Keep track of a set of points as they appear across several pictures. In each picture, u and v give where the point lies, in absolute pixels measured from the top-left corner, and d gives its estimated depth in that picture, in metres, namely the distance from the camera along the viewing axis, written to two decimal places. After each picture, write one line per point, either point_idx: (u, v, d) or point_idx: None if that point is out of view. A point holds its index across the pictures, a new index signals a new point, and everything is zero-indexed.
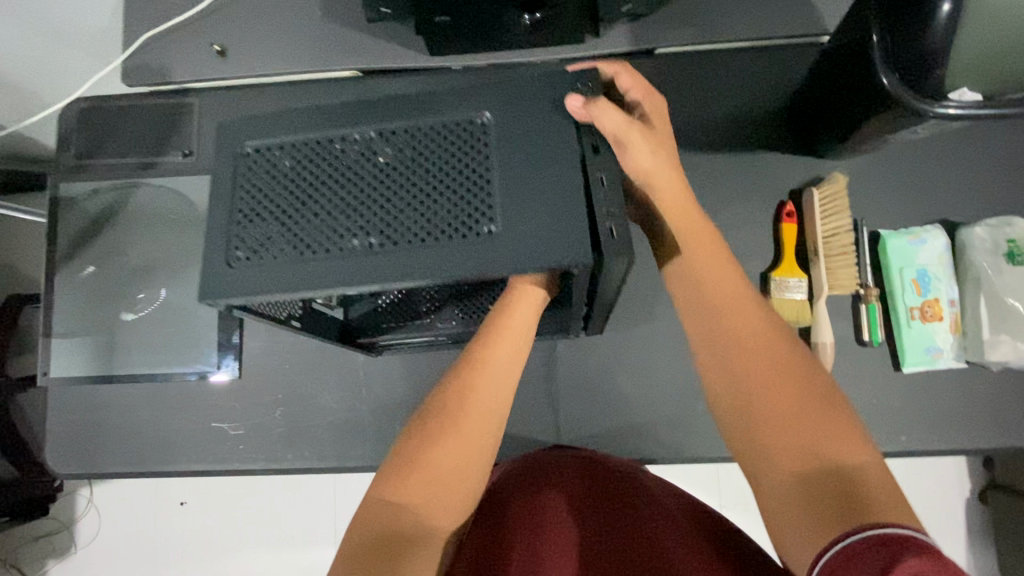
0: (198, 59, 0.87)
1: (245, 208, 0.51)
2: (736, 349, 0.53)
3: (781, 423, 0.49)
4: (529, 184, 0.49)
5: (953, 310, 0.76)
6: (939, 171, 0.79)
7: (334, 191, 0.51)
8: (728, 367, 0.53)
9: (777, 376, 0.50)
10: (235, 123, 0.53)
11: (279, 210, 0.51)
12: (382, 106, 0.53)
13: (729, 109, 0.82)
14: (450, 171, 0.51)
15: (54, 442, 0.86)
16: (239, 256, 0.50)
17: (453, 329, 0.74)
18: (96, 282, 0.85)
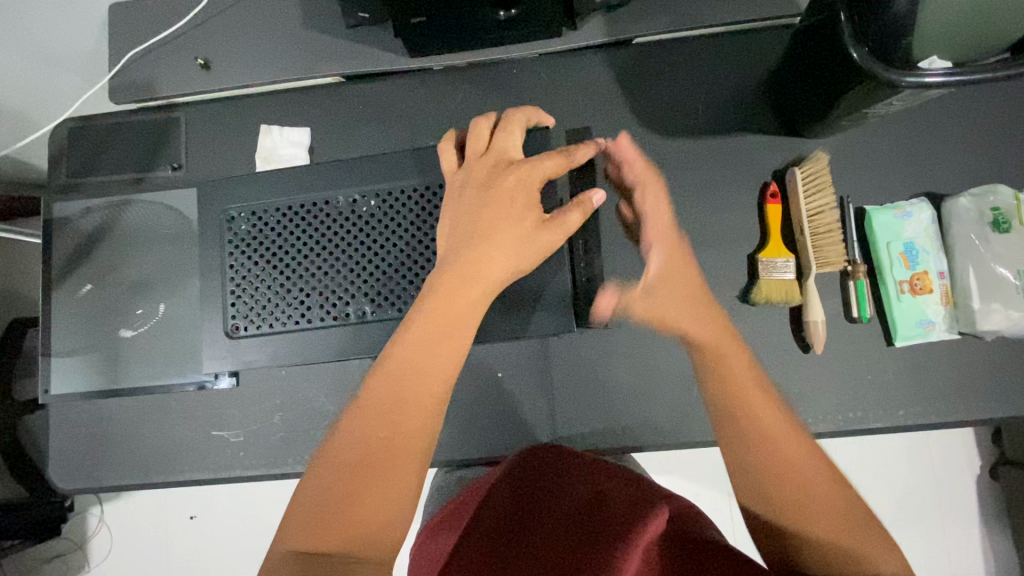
0: (183, 74, 0.89)
1: (241, 275, 0.63)
2: (744, 417, 0.58)
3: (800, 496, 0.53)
4: None
5: (942, 283, 0.76)
6: (922, 143, 0.79)
7: (333, 255, 0.63)
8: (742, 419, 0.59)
9: (776, 454, 0.55)
10: (224, 192, 0.64)
11: (272, 276, 0.63)
12: (358, 173, 0.64)
13: (707, 94, 0.83)
14: (421, 236, 0.63)
15: (57, 459, 0.87)
16: (241, 321, 0.63)
17: None
18: (92, 300, 0.86)
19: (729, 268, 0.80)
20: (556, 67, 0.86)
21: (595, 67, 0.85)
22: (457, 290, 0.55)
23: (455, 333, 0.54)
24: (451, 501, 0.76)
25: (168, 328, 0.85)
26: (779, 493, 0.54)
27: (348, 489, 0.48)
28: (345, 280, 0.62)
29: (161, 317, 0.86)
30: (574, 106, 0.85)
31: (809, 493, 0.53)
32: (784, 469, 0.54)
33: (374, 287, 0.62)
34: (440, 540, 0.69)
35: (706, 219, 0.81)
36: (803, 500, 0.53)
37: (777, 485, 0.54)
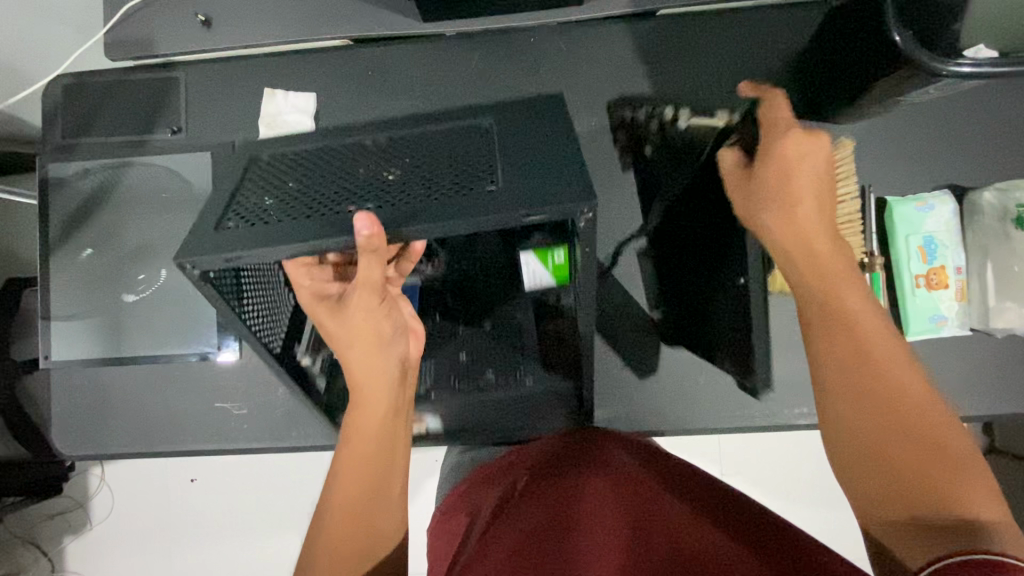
0: (181, 30, 0.84)
1: (249, 191, 0.59)
2: (843, 347, 0.50)
3: (899, 428, 0.45)
4: (529, 156, 0.55)
5: (959, 279, 0.75)
6: (950, 133, 0.77)
7: (350, 173, 0.59)
8: (840, 353, 0.50)
9: (871, 411, 0.47)
10: (259, 141, 0.65)
11: (282, 187, 0.59)
12: (394, 121, 0.67)
13: (731, 73, 0.80)
14: (445, 151, 0.59)
15: (57, 426, 0.86)
16: (230, 222, 0.56)
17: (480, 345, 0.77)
18: (96, 266, 0.84)
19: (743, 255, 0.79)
20: (576, 38, 0.82)
21: (617, 39, 0.82)
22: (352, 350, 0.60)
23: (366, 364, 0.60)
24: (467, 479, 0.75)
25: (171, 297, 0.84)
26: (872, 441, 0.46)
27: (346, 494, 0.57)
28: (358, 188, 0.57)
29: (161, 279, 0.84)
30: (593, 80, 0.82)
31: (892, 445, 0.45)
32: (880, 423, 0.46)
33: (392, 188, 0.56)
34: (461, 520, 0.67)
35: None
36: (912, 434, 0.45)
37: (880, 421, 0.46)
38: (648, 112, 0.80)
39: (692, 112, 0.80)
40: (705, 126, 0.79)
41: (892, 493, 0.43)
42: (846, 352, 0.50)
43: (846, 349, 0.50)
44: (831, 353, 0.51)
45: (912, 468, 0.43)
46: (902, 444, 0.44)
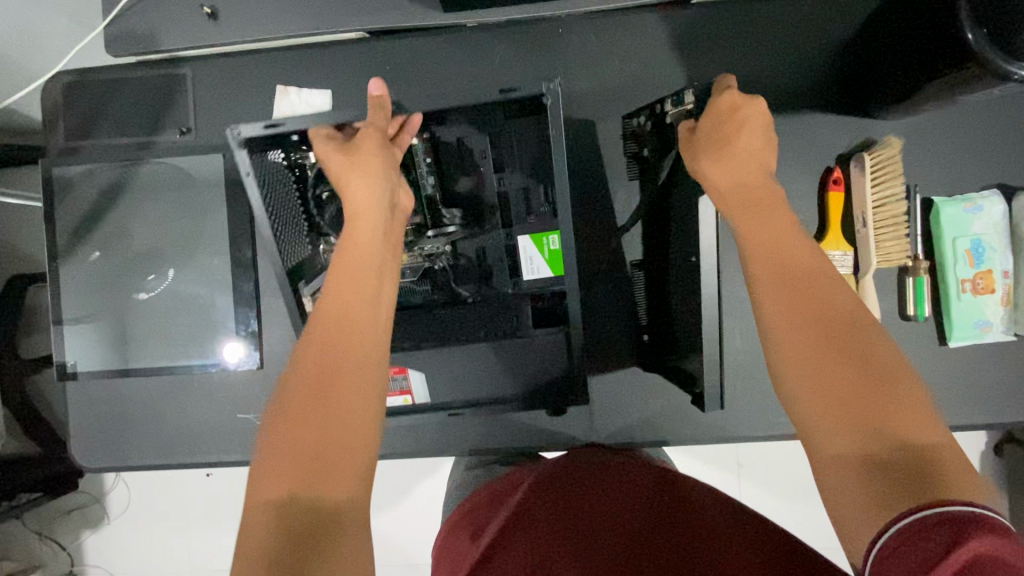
0: (187, 22, 0.79)
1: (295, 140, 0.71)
2: (793, 296, 0.48)
3: (848, 367, 0.44)
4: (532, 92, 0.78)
5: (1005, 283, 0.73)
6: (1003, 130, 0.73)
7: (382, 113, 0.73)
8: (790, 308, 0.48)
9: (823, 364, 0.44)
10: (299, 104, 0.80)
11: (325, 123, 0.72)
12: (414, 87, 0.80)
13: (771, 66, 0.76)
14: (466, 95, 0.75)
15: (76, 438, 0.84)
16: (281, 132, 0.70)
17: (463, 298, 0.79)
18: (109, 273, 0.82)
19: None
20: (607, 28, 0.77)
21: (651, 30, 0.77)
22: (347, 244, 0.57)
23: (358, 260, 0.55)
24: (466, 501, 0.71)
25: (189, 306, 0.81)
26: (822, 383, 0.44)
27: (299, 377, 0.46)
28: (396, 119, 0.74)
29: (170, 275, 0.81)
30: (625, 74, 0.78)
31: (851, 397, 0.42)
32: (829, 378, 0.44)
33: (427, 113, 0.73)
34: (459, 541, 0.63)
35: None
36: (855, 372, 0.43)
37: (826, 365, 0.44)
38: (644, 120, 0.76)
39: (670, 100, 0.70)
40: (680, 114, 0.69)
41: (843, 432, 0.42)
42: (797, 309, 0.47)
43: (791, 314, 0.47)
44: (783, 317, 0.48)
45: (865, 410, 0.42)
46: (845, 381, 0.43)
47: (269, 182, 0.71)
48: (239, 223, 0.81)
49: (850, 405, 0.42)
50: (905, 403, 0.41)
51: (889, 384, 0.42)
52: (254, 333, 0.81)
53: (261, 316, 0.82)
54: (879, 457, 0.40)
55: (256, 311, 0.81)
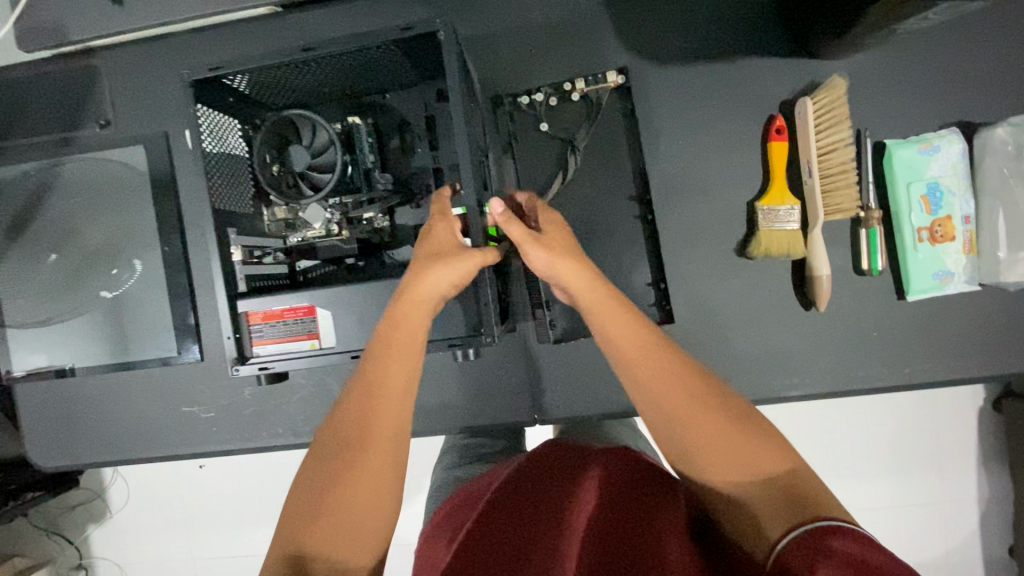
0: (90, 11, 0.75)
1: (232, 79, 0.67)
2: (647, 371, 0.51)
3: (714, 427, 0.48)
4: (479, 47, 0.73)
5: (967, 229, 0.67)
6: (959, 62, 0.67)
7: (314, 68, 0.67)
8: (656, 389, 0.51)
9: (706, 424, 0.48)
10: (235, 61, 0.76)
11: (271, 76, 0.68)
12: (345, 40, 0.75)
13: (703, 12, 0.70)
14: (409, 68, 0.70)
15: (32, 439, 0.85)
16: (225, 76, 0.66)
17: (401, 258, 0.74)
18: (44, 275, 0.81)
19: (721, 218, 0.72)
20: None
21: None
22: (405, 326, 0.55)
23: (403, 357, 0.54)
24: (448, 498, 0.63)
25: (127, 303, 0.80)
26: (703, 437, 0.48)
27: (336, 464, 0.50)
28: (327, 72, 0.68)
29: (139, 275, 0.81)
30: (549, 26, 0.72)
31: (731, 450, 0.47)
32: (700, 404, 0.49)
33: (361, 62, 0.66)
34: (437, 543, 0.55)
35: (700, 163, 0.72)
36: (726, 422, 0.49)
37: (694, 422, 0.49)
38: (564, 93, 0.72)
39: (585, 77, 0.71)
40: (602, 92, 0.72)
41: (740, 478, 0.46)
42: (665, 377, 0.51)
43: (673, 396, 0.50)
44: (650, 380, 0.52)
45: (744, 460, 0.47)
46: (717, 436, 0.48)
47: (208, 128, 0.66)
48: (166, 218, 0.79)
49: (729, 456, 0.47)
50: (768, 443, 0.48)
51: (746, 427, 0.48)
52: (192, 326, 0.80)
53: (198, 309, 0.81)
54: (759, 489, 0.45)
55: (191, 305, 0.80)
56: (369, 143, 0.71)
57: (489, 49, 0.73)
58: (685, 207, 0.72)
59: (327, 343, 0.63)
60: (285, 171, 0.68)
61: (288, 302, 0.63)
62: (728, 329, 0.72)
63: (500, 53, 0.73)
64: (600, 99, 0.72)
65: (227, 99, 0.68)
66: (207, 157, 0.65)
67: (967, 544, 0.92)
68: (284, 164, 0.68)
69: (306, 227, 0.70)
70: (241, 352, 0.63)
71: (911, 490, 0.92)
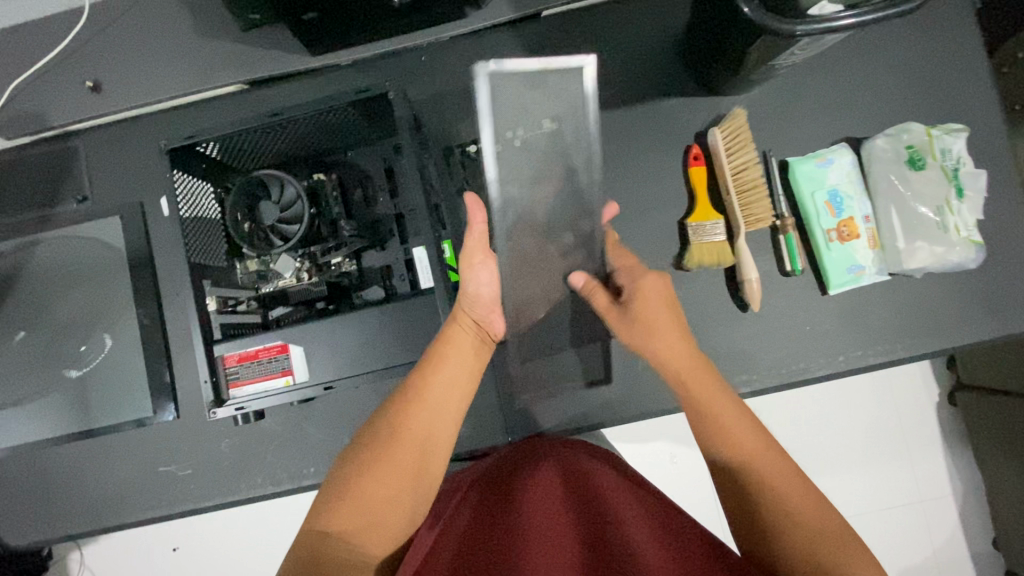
0: (72, 98, 0.83)
1: (205, 146, 0.74)
2: (705, 400, 0.63)
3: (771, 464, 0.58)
4: (431, 105, 0.83)
5: (869, 226, 0.77)
6: (837, 89, 0.79)
7: (274, 129, 0.74)
8: (720, 426, 0.61)
9: (764, 454, 0.59)
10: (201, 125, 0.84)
11: (240, 141, 0.75)
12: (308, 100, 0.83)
13: (620, 63, 0.81)
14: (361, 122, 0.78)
15: (2, 518, 0.84)
16: (197, 144, 0.73)
17: (370, 296, 0.79)
18: (20, 347, 0.83)
19: (658, 236, 0.80)
20: (468, 48, 0.82)
21: (506, 46, 0.82)
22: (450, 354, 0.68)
23: (450, 380, 0.67)
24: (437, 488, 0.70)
25: (97, 368, 0.82)
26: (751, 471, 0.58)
27: (362, 459, 0.61)
28: (286, 131, 0.75)
29: (108, 352, 0.82)
30: None
31: (782, 479, 0.57)
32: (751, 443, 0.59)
33: (315, 118, 0.74)
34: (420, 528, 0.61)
35: (633, 190, 0.80)
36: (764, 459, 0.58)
37: (748, 459, 0.58)
38: None
39: None
40: None
41: (784, 516, 0.55)
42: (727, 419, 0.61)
43: (725, 423, 0.61)
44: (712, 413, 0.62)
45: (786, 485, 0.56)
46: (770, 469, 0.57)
47: (181, 190, 0.72)
48: (142, 281, 0.83)
49: (783, 491, 0.56)
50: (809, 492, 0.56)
51: (793, 470, 0.58)
52: (169, 384, 0.82)
53: (174, 367, 0.83)
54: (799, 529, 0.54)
55: (167, 364, 0.82)
56: (336, 195, 0.78)
57: (438, 106, 0.83)
58: (624, 229, 0.80)
59: (300, 377, 0.70)
60: (255, 227, 0.73)
61: (263, 342, 0.69)
62: None
63: (449, 107, 0.83)
64: None
65: (201, 165, 0.75)
66: (182, 213, 0.70)
67: (934, 529, 0.96)
68: (253, 220, 0.73)
69: (277, 277, 0.75)
70: (217, 394, 0.69)
71: (877, 480, 0.96)
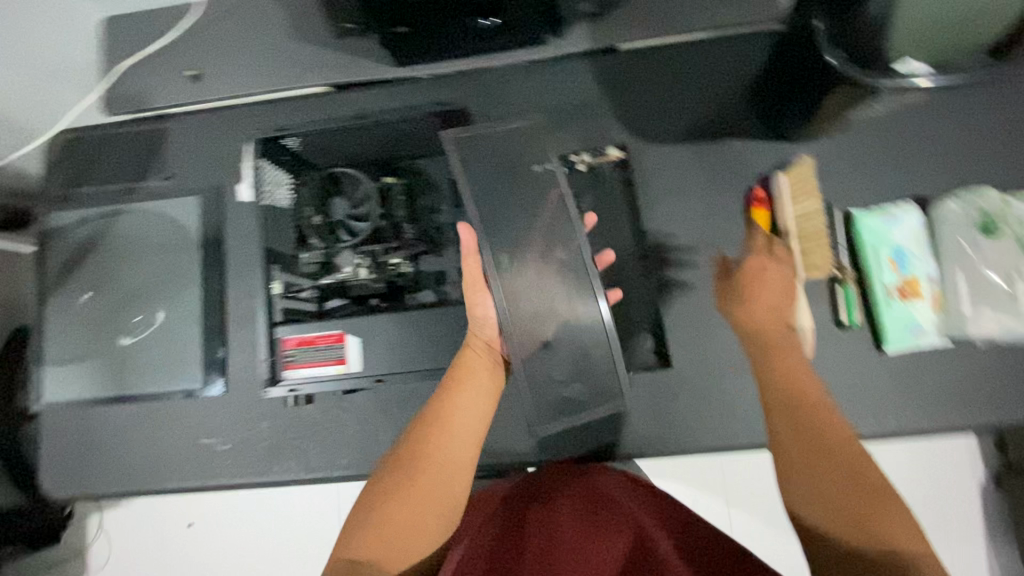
0: (172, 84, 0.90)
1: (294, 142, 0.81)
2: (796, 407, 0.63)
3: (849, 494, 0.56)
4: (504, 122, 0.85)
5: (932, 288, 0.75)
6: (910, 147, 0.79)
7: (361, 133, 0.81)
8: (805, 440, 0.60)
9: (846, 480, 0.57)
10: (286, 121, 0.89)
11: (326, 140, 0.82)
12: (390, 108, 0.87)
13: (691, 101, 0.83)
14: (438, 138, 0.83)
15: (50, 468, 0.88)
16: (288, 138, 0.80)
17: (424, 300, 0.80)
18: (88, 308, 0.88)
19: (711, 274, 0.80)
20: (544, 72, 0.85)
21: (581, 74, 0.85)
22: (467, 381, 0.66)
23: (470, 408, 0.64)
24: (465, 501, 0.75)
25: (155, 337, 0.86)
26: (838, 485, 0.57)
27: (385, 489, 0.59)
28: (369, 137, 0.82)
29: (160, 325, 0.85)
30: (559, 108, 0.85)
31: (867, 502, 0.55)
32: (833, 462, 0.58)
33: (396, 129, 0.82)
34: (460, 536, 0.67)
35: (691, 225, 0.81)
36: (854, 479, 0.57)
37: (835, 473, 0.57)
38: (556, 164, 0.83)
39: (589, 151, 0.83)
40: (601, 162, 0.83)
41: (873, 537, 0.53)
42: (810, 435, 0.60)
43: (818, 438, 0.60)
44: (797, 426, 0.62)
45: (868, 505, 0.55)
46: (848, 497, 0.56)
47: (268, 178, 0.79)
48: (210, 259, 0.88)
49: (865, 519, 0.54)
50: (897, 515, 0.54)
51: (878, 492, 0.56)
52: (222, 360, 0.86)
53: (228, 344, 0.87)
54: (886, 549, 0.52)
55: (222, 341, 0.86)
56: (401, 200, 0.79)
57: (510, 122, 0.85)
58: (679, 262, 0.81)
59: (352, 368, 0.73)
60: (324, 221, 0.77)
61: (321, 330, 0.74)
62: (721, 372, 0.78)
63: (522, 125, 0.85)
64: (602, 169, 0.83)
65: (284, 157, 0.81)
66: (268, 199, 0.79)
67: None
68: (324, 214, 0.77)
69: (338, 270, 0.76)
70: (274, 372, 0.74)
71: None
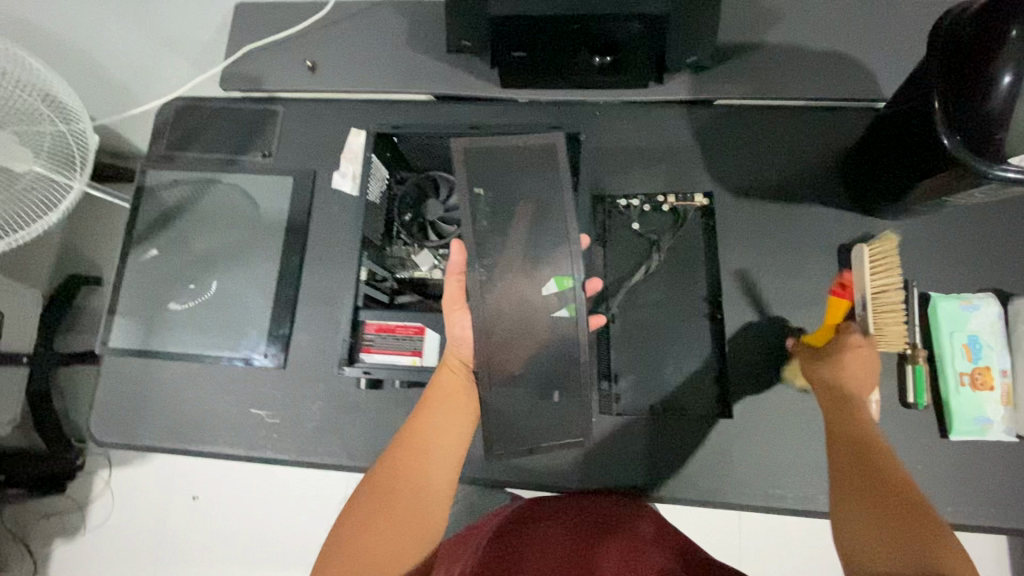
0: (289, 72, 0.95)
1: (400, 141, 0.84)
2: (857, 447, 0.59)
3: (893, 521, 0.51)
4: (596, 154, 0.89)
5: (1004, 382, 0.75)
6: (993, 241, 0.80)
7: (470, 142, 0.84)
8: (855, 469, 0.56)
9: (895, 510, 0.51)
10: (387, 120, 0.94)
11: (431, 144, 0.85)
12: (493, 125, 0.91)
13: (779, 162, 0.86)
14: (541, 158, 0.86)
15: (99, 413, 0.89)
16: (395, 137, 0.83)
17: None
18: (167, 264, 0.91)
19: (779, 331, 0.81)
20: (641, 114, 0.89)
21: (676, 121, 0.88)
22: (446, 400, 0.64)
23: (449, 427, 0.63)
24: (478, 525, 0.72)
25: (226, 302, 0.89)
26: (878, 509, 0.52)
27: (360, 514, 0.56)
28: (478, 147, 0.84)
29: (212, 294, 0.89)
30: (650, 149, 0.88)
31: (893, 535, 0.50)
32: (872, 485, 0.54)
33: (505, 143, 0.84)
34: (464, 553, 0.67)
35: (765, 281, 0.82)
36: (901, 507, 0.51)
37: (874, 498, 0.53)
38: (640, 202, 0.86)
39: (676, 194, 0.86)
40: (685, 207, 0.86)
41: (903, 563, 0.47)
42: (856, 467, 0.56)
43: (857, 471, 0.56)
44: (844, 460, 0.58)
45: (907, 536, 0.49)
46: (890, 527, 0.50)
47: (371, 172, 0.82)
48: (293, 237, 0.91)
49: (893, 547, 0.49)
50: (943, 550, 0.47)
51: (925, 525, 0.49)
52: (284, 336, 0.87)
53: (293, 322, 0.88)
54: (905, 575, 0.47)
55: (289, 318, 0.88)
56: None
57: (601, 155, 0.89)
58: (748, 315, 0.82)
59: (426, 361, 0.75)
60: (415, 219, 0.80)
61: (401, 320, 0.75)
62: (778, 431, 0.78)
63: (612, 160, 0.89)
64: (685, 214, 0.85)
65: (387, 154, 0.84)
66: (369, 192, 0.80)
67: None
68: (415, 212, 0.80)
69: (413, 267, 0.82)
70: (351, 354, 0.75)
71: None
